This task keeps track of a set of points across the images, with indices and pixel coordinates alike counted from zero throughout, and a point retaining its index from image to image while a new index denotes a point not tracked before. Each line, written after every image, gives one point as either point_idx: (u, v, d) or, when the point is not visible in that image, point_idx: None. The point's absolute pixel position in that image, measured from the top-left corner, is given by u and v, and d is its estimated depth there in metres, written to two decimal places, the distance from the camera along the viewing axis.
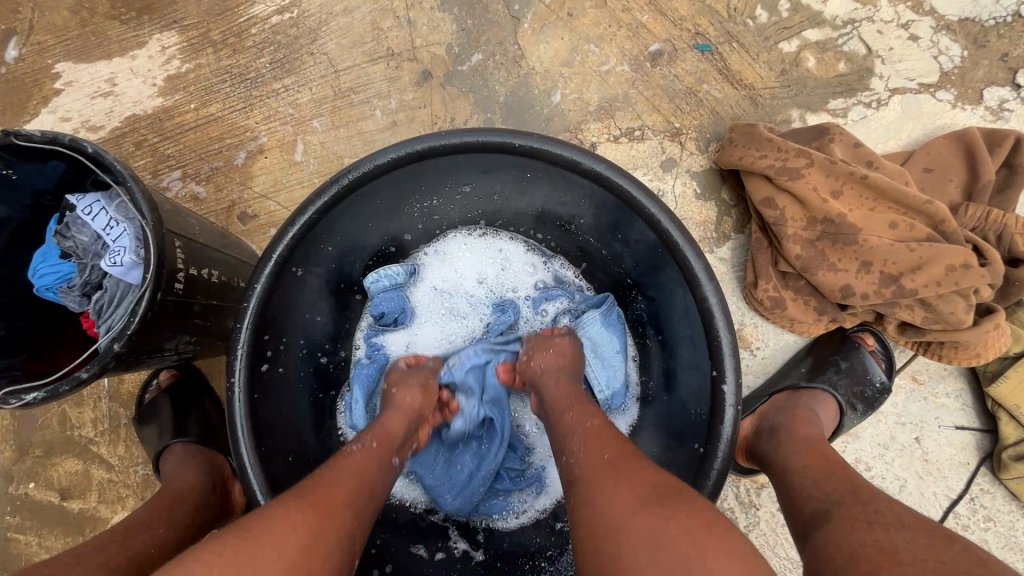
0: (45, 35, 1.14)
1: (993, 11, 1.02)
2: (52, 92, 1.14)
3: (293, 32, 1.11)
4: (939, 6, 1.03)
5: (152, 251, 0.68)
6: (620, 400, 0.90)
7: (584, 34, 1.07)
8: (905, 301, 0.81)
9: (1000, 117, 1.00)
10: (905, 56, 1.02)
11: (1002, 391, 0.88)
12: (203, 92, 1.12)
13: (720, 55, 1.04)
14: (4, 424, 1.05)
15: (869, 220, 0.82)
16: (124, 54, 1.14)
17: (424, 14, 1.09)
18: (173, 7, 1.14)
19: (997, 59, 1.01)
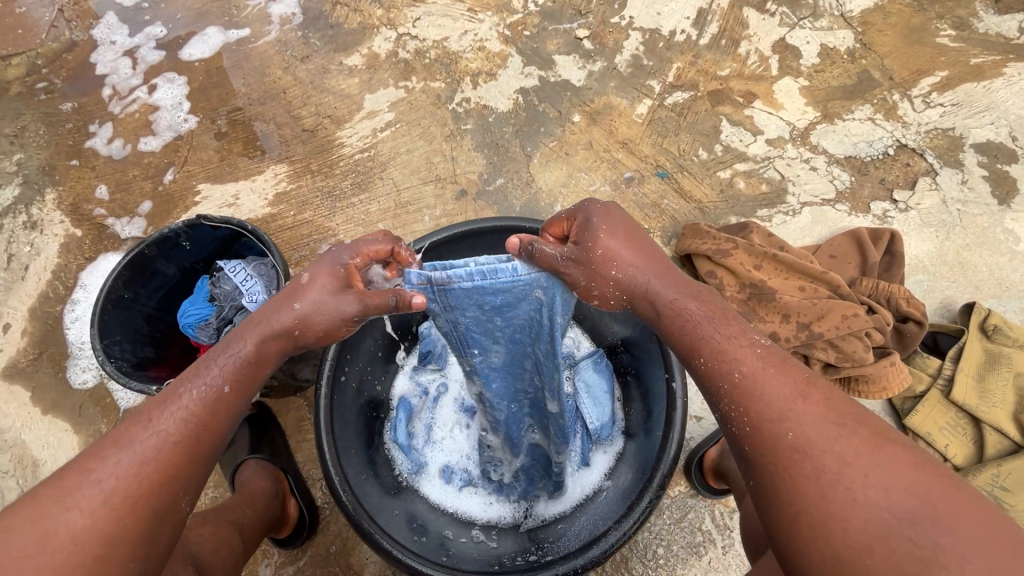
0: (195, 166, 1.61)
1: (867, 151, 1.45)
2: (192, 203, 1.57)
3: (370, 164, 1.57)
4: (828, 149, 1.46)
5: (276, 296, 1.03)
6: (607, 430, 1.12)
7: (576, 166, 1.50)
8: (819, 342, 1.09)
9: (885, 222, 1.37)
10: (809, 180, 1.42)
11: (916, 421, 1.09)
12: (300, 204, 1.54)
13: (674, 179, 1.45)
14: None
15: (783, 285, 1.14)
16: (248, 178, 1.59)
17: (463, 153, 1.55)
18: (287, 149, 1.61)
19: (876, 182, 1.41)
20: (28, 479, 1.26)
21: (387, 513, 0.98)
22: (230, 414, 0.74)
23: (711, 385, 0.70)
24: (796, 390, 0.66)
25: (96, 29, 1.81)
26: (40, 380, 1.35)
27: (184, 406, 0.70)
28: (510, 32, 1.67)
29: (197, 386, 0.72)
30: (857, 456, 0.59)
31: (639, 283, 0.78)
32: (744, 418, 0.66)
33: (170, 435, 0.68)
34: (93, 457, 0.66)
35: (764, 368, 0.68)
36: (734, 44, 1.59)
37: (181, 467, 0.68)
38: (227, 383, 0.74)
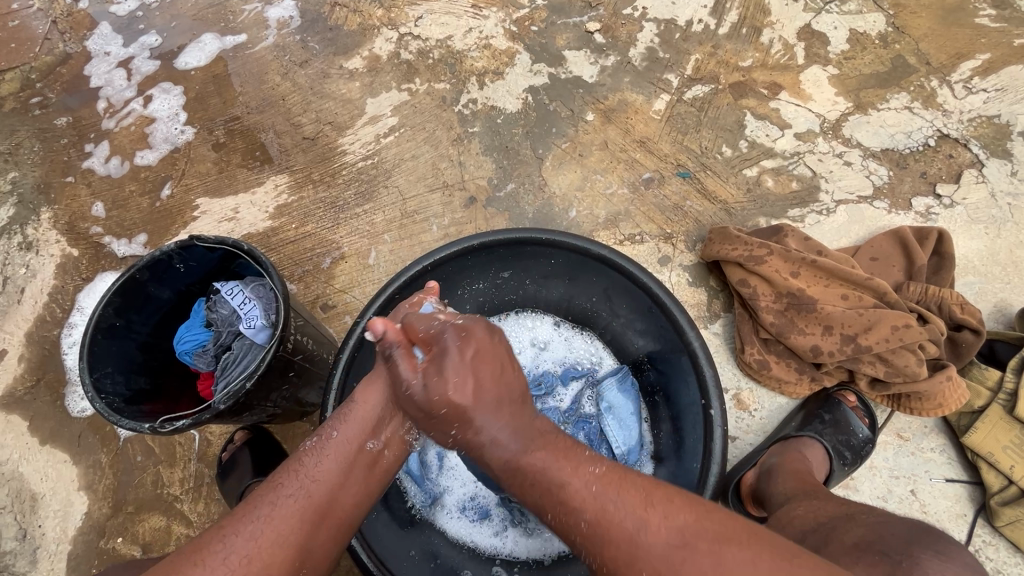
0: (193, 179, 1.55)
1: (905, 143, 1.35)
2: (190, 219, 1.51)
3: (374, 172, 1.49)
4: (863, 142, 1.36)
5: (276, 322, 0.96)
6: (635, 455, 1.05)
7: (592, 168, 1.41)
8: (867, 357, 1.02)
9: (929, 219, 1.27)
10: (843, 176, 1.33)
11: (974, 439, 1.01)
12: (302, 216, 1.47)
13: (697, 179, 1.36)
14: (107, 484, 1.23)
15: (824, 293, 1.06)
16: (247, 191, 1.52)
17: (471, 157, 1.47)
18: (287, 158, 1.54)
19: (917, 177, 1.31)
20: (26, 514, 1.21)
21: (400, 552, 0.91)
22: (352, 475, 0.72)
23: (571, 540, 0.65)
24: (638, 515, 0.61)
25: (90, 40, 1.75)
26: (37, 408, 1.30)
27: (304, 468, 0.70)
28: (516, 28, 1.58)
29: (312, 455, 0.72)
30: (711, 573, 0.56)
31: (466, 408, 0.67)
32: (603, 567, 0.62)
33: (288, 496, 0.68)
34: (230, 520, 0.66)
35: (608, 497, 0.63)
36: (756, 33, 1.49)
37: (303, 530, 0.66)
38: (337, 431, 0.74)
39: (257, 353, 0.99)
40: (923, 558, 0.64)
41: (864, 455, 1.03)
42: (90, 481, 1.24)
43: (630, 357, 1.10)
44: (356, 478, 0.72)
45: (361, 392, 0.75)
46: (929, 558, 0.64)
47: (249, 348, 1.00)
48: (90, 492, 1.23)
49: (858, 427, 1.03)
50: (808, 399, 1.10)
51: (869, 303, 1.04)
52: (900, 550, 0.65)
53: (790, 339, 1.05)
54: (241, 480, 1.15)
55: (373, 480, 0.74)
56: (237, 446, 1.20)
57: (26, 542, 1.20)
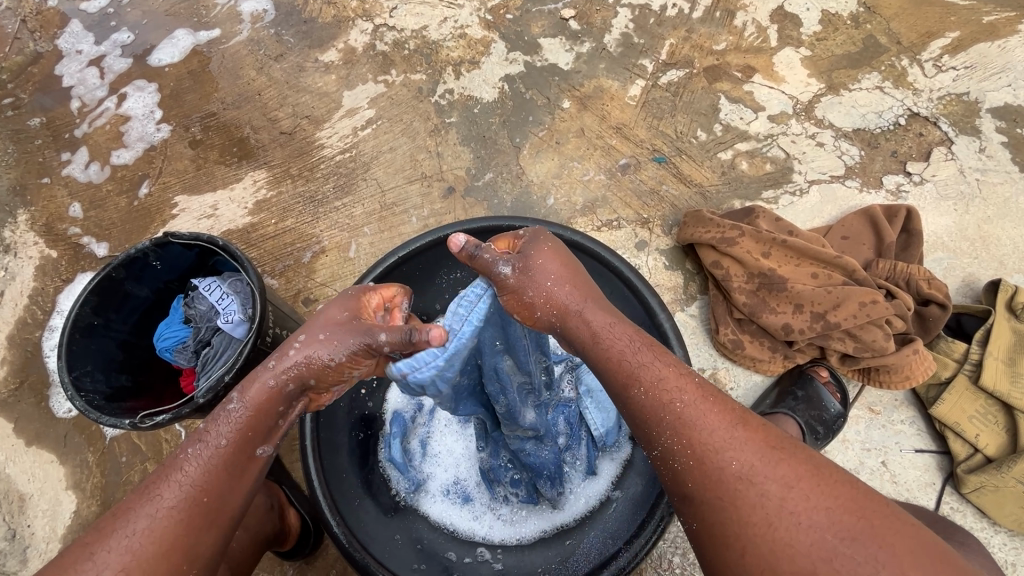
0: (171, 176, 1.54)
1: (876, 123, 1.36)
2: (169, 216, 1.50)
3: (352, 165, 1.49)
4: (835, 122, 1.37)
5: (254, 316, 0.97)
6: (613, 437, 1.06)
7: (568, 155, 1.42)
8: (836, 333, 1.05)
9: (900, 197, 1.29)
10: (815, 156, 1.34)
11: (942, 410, 1.04)
12: (281, 211, 1.47)
13: (673, 163, 1.37)
14: (95, 482, 1.24)
15: (794, 273, 1.08)
16: (226, 187, 1.51)
17: (449, 148, 1.47)
18: (264, 154, 1.53)
19: (887, 155, 1.33)
20: (14, 515, 1.22)
21: (382, 536, 0.93)
22: (242, 480, 0.66)
23: (650, 426, 0.63)
24: (728, 420, 0.62)
25: (62, 39, 1.73)
26: (22, 410, 1.30)
27: (182, 476, 0.63)
28: (491, 17, 1.58)
29: (195, 452, 0.65)
30: (797, 475, 0.57)
31: (572, 305, 0.69)
32: (688, 454, 0.61)
33: (168, 506, 0.62)
34: (98, 532, 0.61)
35: (702, 406, 0.62)
36: (730, 16, 1.50)
37: (188, 537, 0.62)
38: (225, 439, 0.65)
39: (237, 347, 1.00)
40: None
41: (837, 429, 1.06)
42: (77, 480, 1.25)
43: None
44: (245, 478, 0.66)
45: (246, 391, 0.67)
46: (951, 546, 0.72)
47: (229, 342, 1.01)
48: (78, 491, 1.24)
49: (830, 403, 1.06)
50: (784, 376, 1.12)
51: (837, 281, 1.06)
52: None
53: (761, 319, 1.07)
54: None
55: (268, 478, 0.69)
56: None
57: (15, 542, 1.20)
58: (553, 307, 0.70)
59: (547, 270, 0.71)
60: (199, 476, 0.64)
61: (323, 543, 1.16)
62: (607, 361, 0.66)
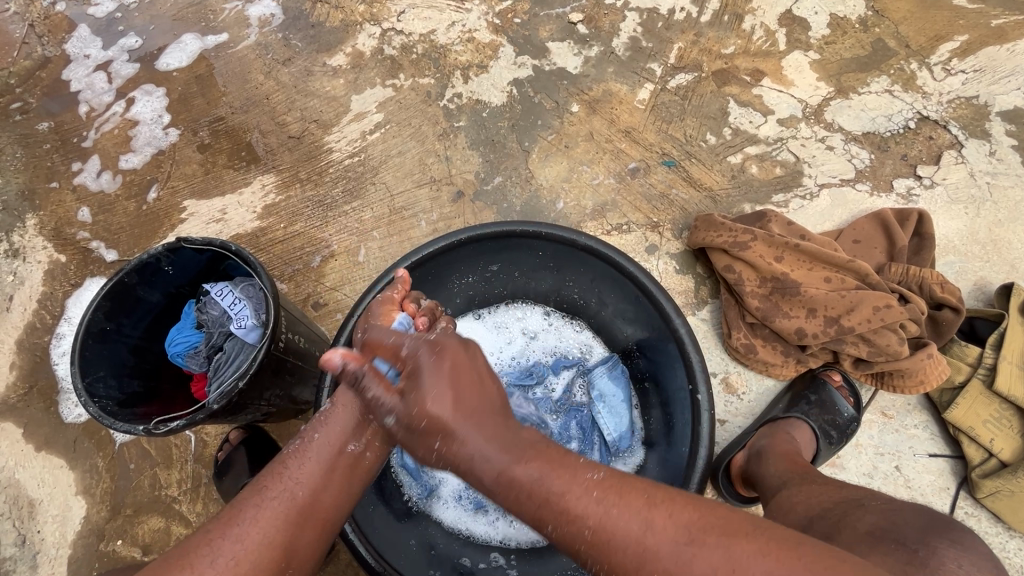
0: (180, 181, 1.54)
1: (886, 126, 1.36)
2: (178, 220, 1.50)
3: (361, 169, 1.49)
4: (844, 126, 1.37)
5: (267, 321, 0.97)
6: (627, 442, 1.06)
7: (578, 159, 1.42)
8: (849, 337, 1.04)
9: (910, 200, 1.29)
10: (825, 160, 1.34)
11: (956, 415, 1.03)
12: (290, 215, 1.47)
13: (682, 167, 1.37)
14: (105, 488, 1.24)
15: (808, 277, 1.08)
16: (234, 191, 1.51)
17: (458, 152, 1.47)
18: (272, 158, 1.54)
19: (897, 159, 1.33)
20: (25, 521, 1.21)
21: (394, 541, 0.93)
22: (336, 479, 0.72)
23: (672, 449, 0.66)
24: (642, 501, 0.60)
25: (69, 43, 1.73)
26: (31, 415, 1.30)
27: (290, 472, 0.70)
28: (499, 21, 1.58)
29: (295, 451, 0.73)
30: (702, 528, 0.57)
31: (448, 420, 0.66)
32: (589, 541, 0.60)
33: (273, 499, 0.68)
34: (218, 524, 0.66)
35: (610, 496, 0.61)
36: (738, 20, 1.50)
37: (291, 529, 0.67)
38: (319, 434, 0.74)
39: (250, 352, 1.00)
40: (944, 552, 0.62)
41: (850, 434, 1.06)
42: (87, 485, 1.24)
43: (618, 344, 1.12)
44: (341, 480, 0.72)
45: (338, 397, 0.76)
46: (945, 547, 0.64)
47: (242, 347, 1.01)
48: (88, 496, 1.23)
49: (843, 407, 1.06)
50: (798, 379, 1.12)
51: (852, 286, 1.06)
52: (916, 538, 0.65)
53: (775, 323, 1.07)
54: (238, 478, 1.16)
55: (360, 479, 0.74)
56: (233, 444, 1.22)
57: (25, 548, 1.20)
58: None
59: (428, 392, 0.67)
60: (305, 474, 0.70)
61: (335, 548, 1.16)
62: None
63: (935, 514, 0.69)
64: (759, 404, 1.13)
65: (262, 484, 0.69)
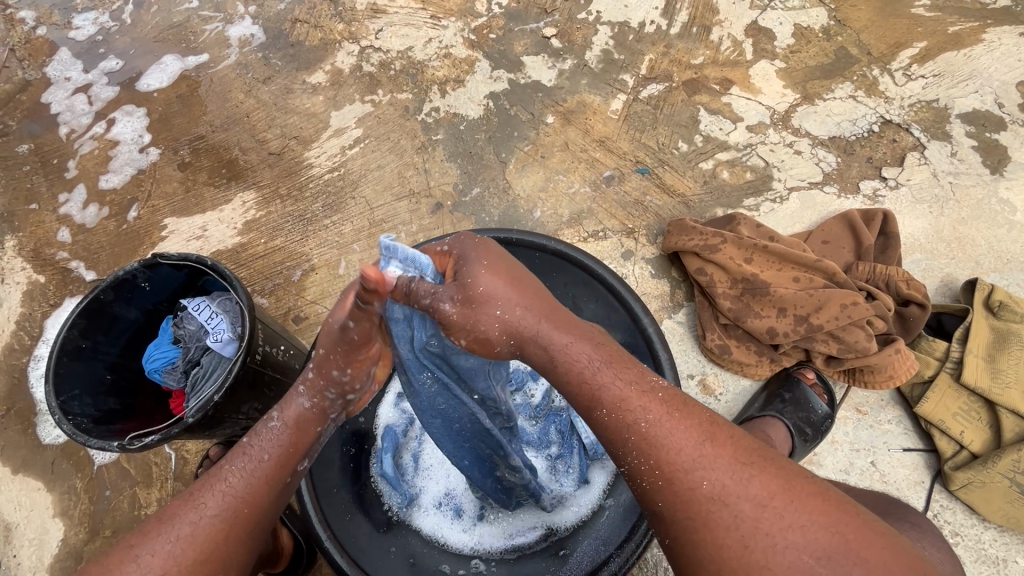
0: (160, 200, 1.55)
1: (851, 130, 1.40)
2: (158, 238, 1.50)
3: (341, 184, 1.51)
4: (811, 131, 1.41)
5: (243, 334, 0.97)
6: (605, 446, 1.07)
7: (554, 169, 1.44)
8: (819, 335, 1.07)
9: (877, 201, 1.33)
10: (793, 164, 1.38)
11: (927, 408, 1.05)
12: (271, 230, 1.47)
13: (656, 174, 1.40)
14: (83, 508, 1.22)
15: (777, 277, 1.10)
16: (215, 209, 1.52)
17: (437, 164, 1.49)
18: (253, 174, 1.55)
19: (863, 161, 1.37)
20: (0, 545, 1.19)
21: (370, 551, 0.91)
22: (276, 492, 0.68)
23: (616, 445, 0.61)
24: (682, 460, 0.58)
25: (50, 66, 1.75)
26: (8, 438, 1.29)
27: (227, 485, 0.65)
28: (475, 37, 1.62)
29: (238, 464, 0.67)
30: (716, 439, 0.59)
31: (527, 328, 0.64)
32: (655, 470, 0.59)
33: (212, 515, 0.63)
34: (145, 532, 0.62)
35: (662, 436, 0.59)
36: (705, 31, 1.55)
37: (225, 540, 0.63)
38: (267, 452, 0.68)
39: (226, 366, 1.01)
40: None
41: (827, 430, 1.08)
42: (65, 507, 1.23)
43: None
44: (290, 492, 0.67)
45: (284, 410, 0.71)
46: None
47: (219, 361, 1.02)
48: (65, 518, 1.22)
49: (817, 404, 1.08)
50: (774, 376, 1.14)
51: (820, 285, 1.09)
52: None
53: (748, 323, 1.09)
54: None
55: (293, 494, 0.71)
56: (213, 460, 1.21)
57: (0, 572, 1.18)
58: (509, 326, 0.64)
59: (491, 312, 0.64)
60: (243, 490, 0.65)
61: (316, 562, 1.15)
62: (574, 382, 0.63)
63: None
64: (736, 404, 1.15)
65: (199, 495, 0.65)
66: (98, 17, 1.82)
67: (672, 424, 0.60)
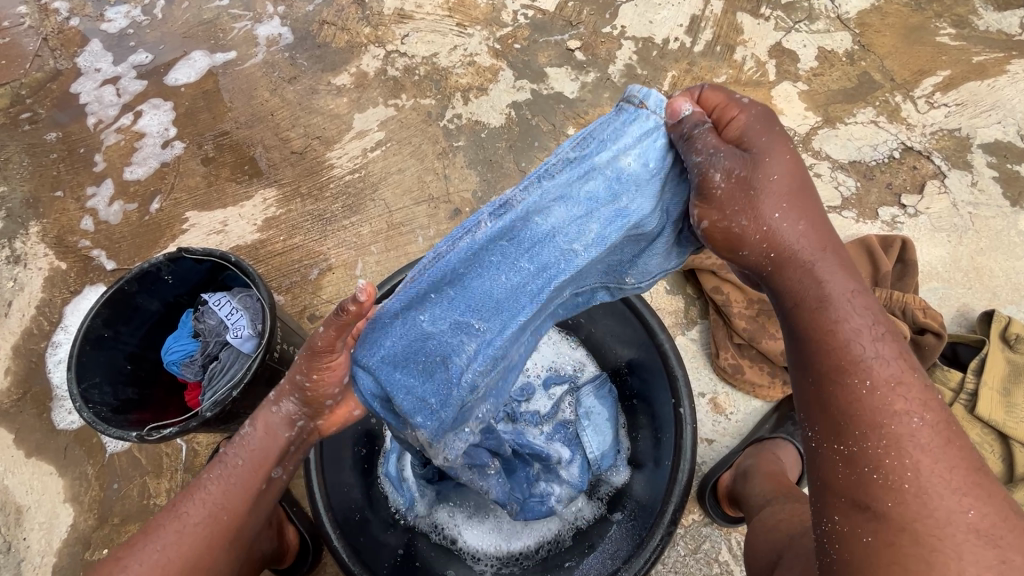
0: (183, 193, 1.57)
1: (872, 155, 1.41)
2: (179, 232, 1.53)
3: (361, 185, 1.52)
4: (832, 154, 1.42)
5: (263, 331, 0.99)
6: (609, 461, 1.05)
7: None
8: None
9: (895, 228, 1.33)
10: (813, 187, 1.38)
11: None
12: (290, 228, 1.49)
13: None
14: (93, 495, 1.24)
15: None
16: (236, 204, 1.54)
17: (456, 171, 1.51)
18: (275, 172, 1.57)
19: (883, 187, 1.37)
20: (11, 527, 1.21)
21: (379, 553, 0.92)
22: (257, 501, 0.73)
23: (832, 390, 0.62)
24: (890, 438, 0.58)
25: (81, 57, 1.78)
26: (23, 421, 1.30)
27: (206, 492, 0.71)
28: (499, 46, 1.64)
29: (217, 472, 0.72)
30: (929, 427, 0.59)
31: (801, 248, 0.66)
32: (878, 429, 0.58)
33: (194, 523, 0.69)
34: (129, 541, 0.69)
35: (905, 431, 0.57)
36: (729, 51, 1.56)
37: (212, 549, 0.69)
38: (242, 458, 0.73)
39: (245, 362, 1.02)
40: None
41: None
42: (76, 493, 1.24)
43: (607, 361, 1.14)
44: (176, 568, 0.67)
45: (256, 420, 0.75)
46: None
47: (237, 357, 1.03)
48: (76, 503, 1.23)
49: None
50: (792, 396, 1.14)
51: None
52: None
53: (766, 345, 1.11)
54: None
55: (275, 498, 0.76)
56: None
57: (9, 554, 1.19)
58: (768, 234, 0.66)
59: (778, 205, 0.66)
60: (213, 499, 0.71)
61: (321, 561, 1.15)
62: (812, 308, 0.64)
63: None
64: (746, 423, 1.15)
65: (185, 496, 0.71)
66: (131, 11, 1.85)
67: (901, 394, 0.59)
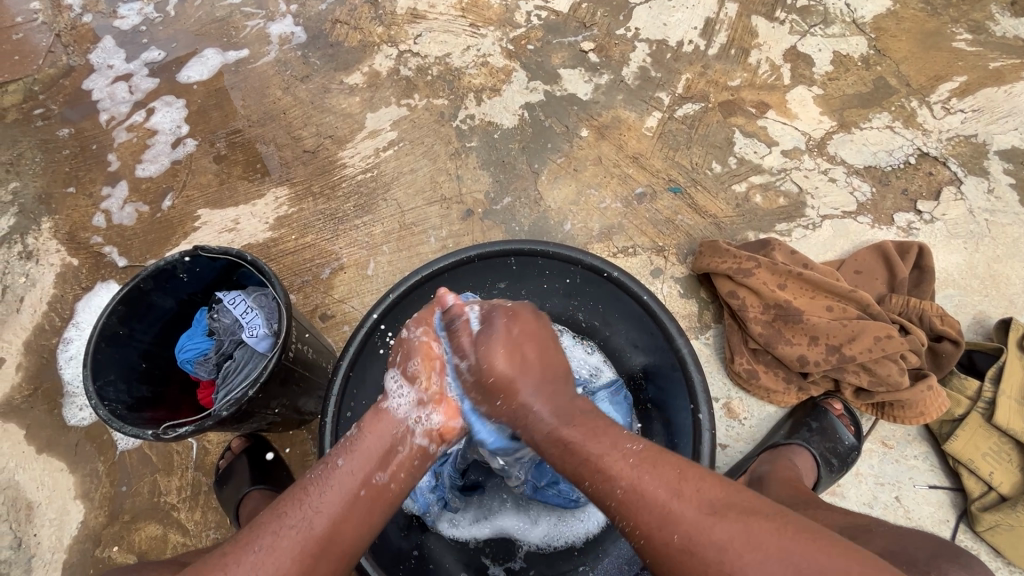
0: (195, 190, 1.57)
1: (887, 161, 1.40)
2: (191, 229, 1.53)
3: (373, 185, 1.52)
4: (846, 159, 1.41)
5: (279, 331, 0.98)
6: None
7: (586, 182, 1.45)
8: (850, 366, 1.07)
9: (910, 234, 1.32)
10: (827, 192, 1.38)
11: (956, 447, 1.05)
12: (302, 227, 1.49)
13: (688, 194, 1.40)
14: (104, 493, 1.24)
15: (810, 305, 1.10)
16: (248, 203, 1.54)
17: (469, 171, 1.51)
18: (287, 170, 1.57)
19: (898, 193, 1.36)
20: (21, 523, 1.21)
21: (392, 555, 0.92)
22: (354, 511, 0.70)
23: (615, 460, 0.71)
24: (676, 473, 0.66)
25: (94, 53, 1.78)
26: (34, 417, 1.30)
27: (310, 497, 0.69)
28: (513, 47, 1.63)
29: (318, 475, 0.71)
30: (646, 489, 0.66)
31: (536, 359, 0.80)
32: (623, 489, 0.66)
33: (295, 526, 0.66)
34: (233, 547, 0.66)
35: (644, 466, 0.66)
36: (744, 54, 1.55)
37: (306, 560, 0.65)
38: (342, 459, 0.73)
39: (259, 362, 1.02)
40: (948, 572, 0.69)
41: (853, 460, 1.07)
42: (86, 489, 1.24)
43: (621, 366, 1.12)
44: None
45: (361, 425, 0.75)
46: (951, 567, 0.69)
47: (251, 356, 1.03)
48: (86, 500, 1.23)
49: (844, 435, 1.07)
50: (806, 401, 1.14)
51: (855, 314, 1.08)
52: (925, 561, 0.70)
53: (782, 350, 1.09)
54: (240, 486, 1.17)
55: (377, 512, 0.72)
56: (235, 453, 1.22)
57: (20, 550, 1.19)
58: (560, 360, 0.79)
59: None
60: (319, 504, 0.68)
61: None
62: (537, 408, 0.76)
63: (946, 544, 0.75)
64: (760, 428, 1.15)
65: (292, 499, 0.69)
66: (144, 8, 1.85)
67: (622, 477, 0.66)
